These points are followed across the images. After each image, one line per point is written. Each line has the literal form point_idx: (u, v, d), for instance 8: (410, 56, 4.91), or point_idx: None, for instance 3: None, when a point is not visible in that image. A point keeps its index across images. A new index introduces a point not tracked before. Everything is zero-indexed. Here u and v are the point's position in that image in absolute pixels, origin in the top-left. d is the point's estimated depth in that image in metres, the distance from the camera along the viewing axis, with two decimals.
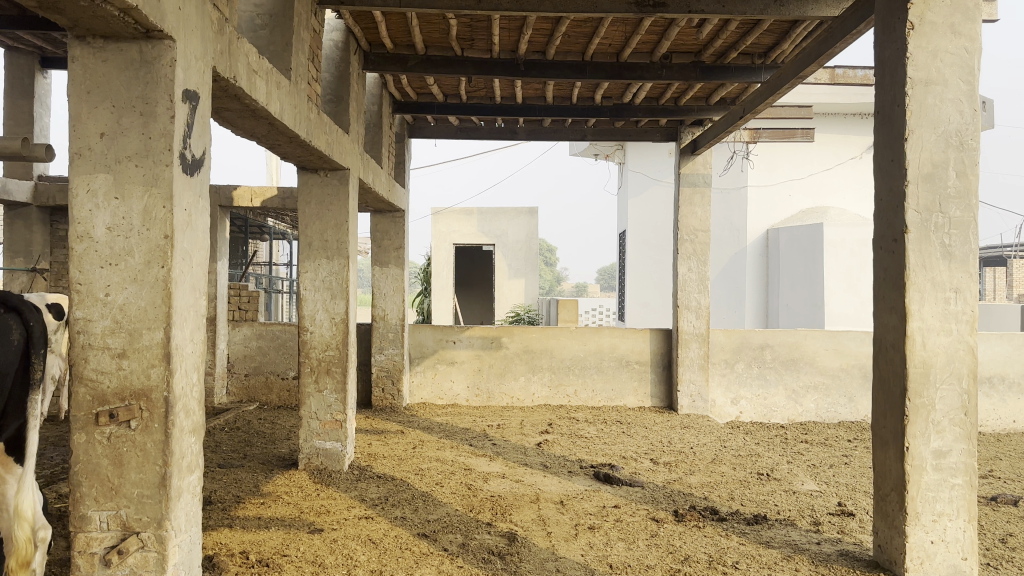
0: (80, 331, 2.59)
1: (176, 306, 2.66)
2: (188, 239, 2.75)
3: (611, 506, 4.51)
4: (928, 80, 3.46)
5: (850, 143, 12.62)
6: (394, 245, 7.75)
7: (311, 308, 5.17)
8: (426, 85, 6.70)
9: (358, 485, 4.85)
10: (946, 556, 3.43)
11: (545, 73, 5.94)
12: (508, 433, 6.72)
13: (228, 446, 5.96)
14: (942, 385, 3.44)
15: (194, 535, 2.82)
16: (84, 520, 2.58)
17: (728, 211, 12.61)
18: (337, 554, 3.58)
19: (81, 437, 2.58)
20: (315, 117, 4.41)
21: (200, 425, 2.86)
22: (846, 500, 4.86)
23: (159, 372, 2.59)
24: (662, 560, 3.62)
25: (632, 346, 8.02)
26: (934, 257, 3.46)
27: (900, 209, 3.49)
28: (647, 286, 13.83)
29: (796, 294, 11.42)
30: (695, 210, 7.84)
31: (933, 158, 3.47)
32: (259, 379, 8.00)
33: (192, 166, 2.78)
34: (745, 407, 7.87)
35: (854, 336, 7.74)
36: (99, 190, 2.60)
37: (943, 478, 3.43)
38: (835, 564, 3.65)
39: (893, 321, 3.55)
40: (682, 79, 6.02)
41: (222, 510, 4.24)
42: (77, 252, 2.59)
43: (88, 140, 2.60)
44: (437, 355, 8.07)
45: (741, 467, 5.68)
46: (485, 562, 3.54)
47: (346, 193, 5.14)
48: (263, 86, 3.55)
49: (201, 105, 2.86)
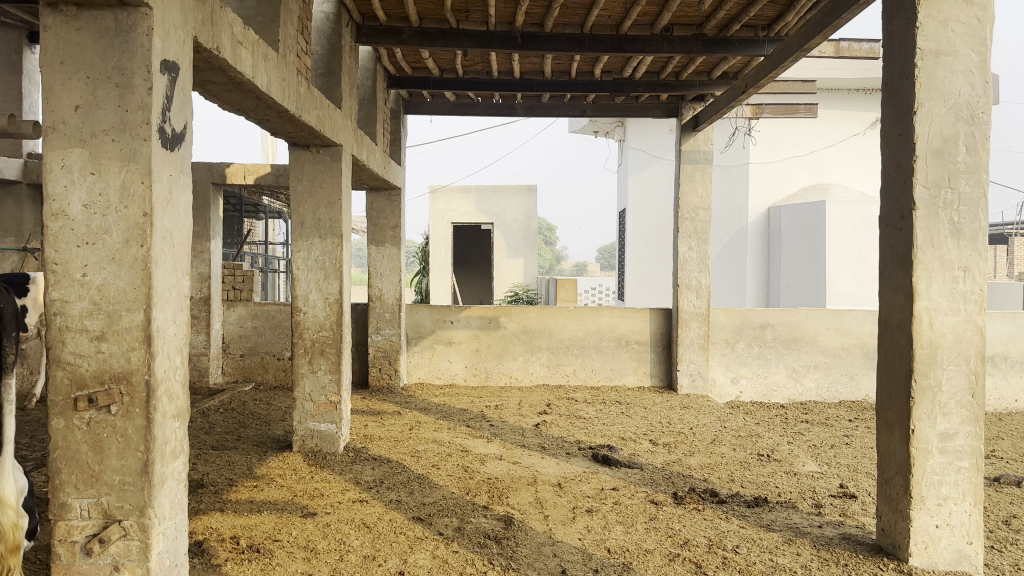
0: (57, 313, 2.49)
1: (157, 287, 2.55)
2: (169, 217, 2.64)
3: (610, 488, 4.45)
4: (938, 51, 3.32)
5: (853, 119, 12.45)
6: (390, 224, 7.62)
7: (304, 289, 5.07)
8: (421, 59, 6.54)
9: (353, 468, 4.77)
10: (952, 541, 3.36)
11: (543, 46, 5.78)
12: (506, 414, 6.65)
13: (222, 427, 5.89)
14: (950, 366, 3.35)
15: (180, 523, 2.74)
16: (64, 508, 2.50)
17: (729, 188, 12.44)
18: (330, 539, 3.51)
19: (60, 422, 2.49)
20: (306, 92, 4.27)
21: (184, 410, 2.77)
22: (847, 482, 4.80)
23: (139, 355, 2.50)
24: (661, 544, 3.55)
25: (631, 325, 7.93)
26: (943, 234, 3.35)
27: (909, 184, 3.38)
28: (646, 265, 13.72)
29: (797, 272, 11.30)
30: (696, 187, 7.70)
31: (943, 132, 3.35)
32: (255, 359, 7.93)
33: (172, 141, 2.66)
34: (745, 386, 7.79)
35: (856, 315, 7.65)
36: (75, 165, 2.49)
37: (949, 461, 3.35)
38: (837, 548, 3.59)
39: (899, 301, 3.45)
40: (683, 52, 5.86)
41: (214, 493, 4.17)
42: (52, 230, 2.48)
43: (63, 113, 2.48)
44: (434, 335, 7.99)
45: (741, 449, 5.61)
46: (481, 546, 3.47)
47: (339, 170, 5.01)
48: (249, 57, 3.42)
49: (182, 76, 2.73)
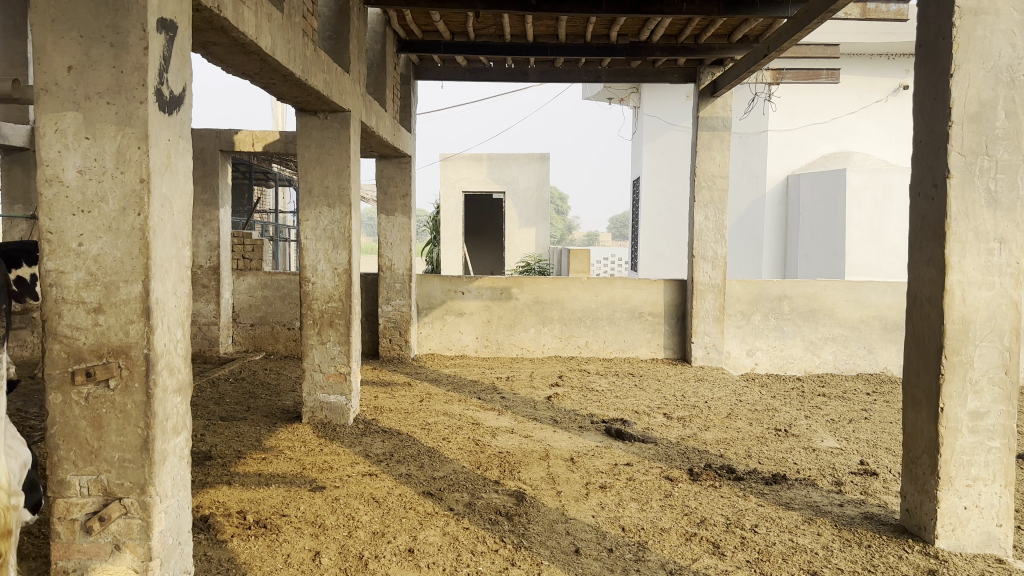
0: (53, 284, 2.39)
1: (156, 257, 2.44)
2: (168, 183, 2.51)
3: (624, 464, 4.36)
4: (978, 9, 3.13)
5: (875, 85, 12.03)
6: (400, 192, 7.48)
7: (313, 258, 4.96)
8: (433, 22, 6.34)
9: (363, 441, 4.71)
10: (980, 523, 3.25)
11: (558, 7, 5.58)
12: (518, 386, 6.56)
13: (231, 398, 5.83)
14: (982, 342, 3.21)
15: (183, 500, 2.67)
16: (63, 486, 2.43)
17: (747, 156, 12.22)
18: (339, 514, 3.44)
19: (58, 397, 2.41)
20: (312, 55, 4.11)
21: (187, 384, 2.68)
22: (868, 458, 4.69)
23: (138, 328, 2.40)
24: (677, 523, 3.46)
25: (645, 297, 7.79)
26: (978, 204, 3.19)
27: (942, 151, 3.20)
28: (660, 235, 13.52)
29: (816, 244, 11.13)
30: (714, 155, 7.48)
31: (982, 96, 3.16)
32: (265, 329, 7.87)
33: (171, 104, 2.52)
34: (760, 359, 7.68)
35: (875, 287, 7.47)
36: (68, 129, 2.36)
37: (979, 441, 3.23)
38: (859, 528, 3.49)
39: (930, 275, 3.30)
40: (703, 14, 5.64)
41: (221, 466, 4.11)
42: (47, 198, 2.37)
43: (55, 74, 2.35)
44: (445, 305, 7.89)
45: (758, 423, 5.49)
46: (492, 523, 3.39)
47: (347, 137, 4.87)
48: (253, 18, 3.26)
49: (181, 35, 2.58)
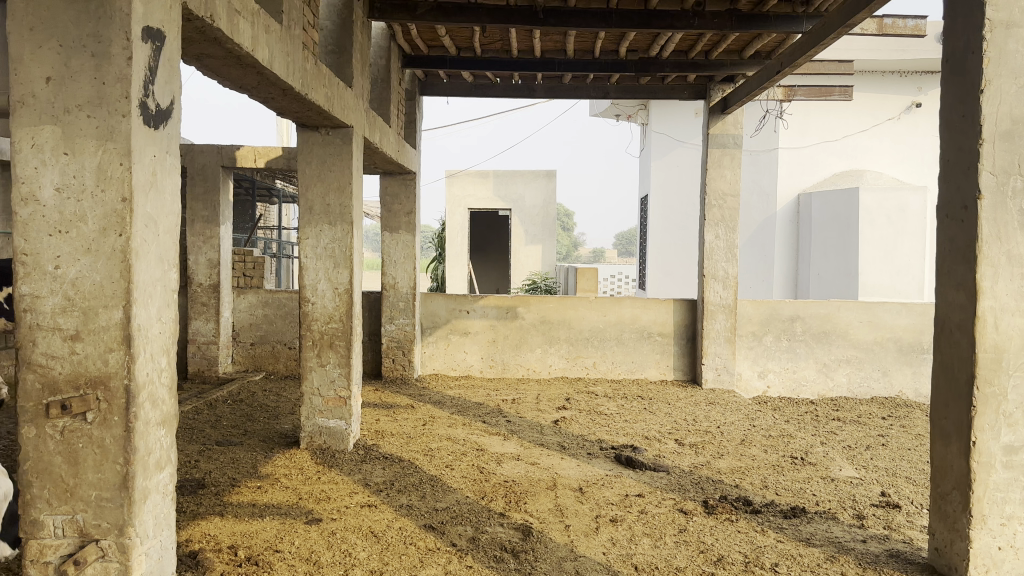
0: (27, 309, 2.24)
1: (139, 280, 2.28)
2: (152, 202, 2.35)
3: (635, 495, 4.17)
4: (1010, 22, 2.97)
5: (887, 103, 11.88)
6: (404, 210, 7.35)
7: (312, 278, 4.81)
8: (438, 37, 6.24)
9: (363, 468, 4.53)
10: (1015, 565, 3.06)
11: (567, 21, 5.45)
12: (523, 409, 6.38)
13: (228, 421, 5.67)
14: (1016, 372, 3.03)
15: (166, 540, 2.49)
16: (36, 526, 2.27)
17: (758, 174, 12.02)
18: (335, 550, 3.26)
19: (31, 431, 2.25)
20: (313, 69, 3.98)
21: (171, 416, 2.51)
22: (888, 489, 4.48)
23: (118, 357, 2.24)
24: (692, 561, 3.26)
25: (655, 317, 7.61)
26: (1011, 227, 3.02)
27: (973, 171, 3.04)
28: (669, 253, 13.37)
29: (829, 263, 10.93)
30: (724, 173, 7.33)
31: (1014, 113, 3.00)
32: (265, 348, 7.72)
33: (157, 118, 2.38)
34: (773, 381, 7.47)
35: (890, 308, 7.28)
36: (45, 144, 2.22)
37: (1014, 477, 3.04)
38: (885, 567, 3.29)
39: (959, 299, 3.11)
40: (715, 28, 5.50)
41: (214, 495, 3.93)
42: (22, 217, 2.22)
43: (32, 86, 2.21)
44: (450, 324, 7.73)
45: (773, 450, 5.29)
46: (497, 561, 3.20)
47: (349, 153, 4.74)
48: (248, 29, 3.12)
49: (170, 45, 2.44)
